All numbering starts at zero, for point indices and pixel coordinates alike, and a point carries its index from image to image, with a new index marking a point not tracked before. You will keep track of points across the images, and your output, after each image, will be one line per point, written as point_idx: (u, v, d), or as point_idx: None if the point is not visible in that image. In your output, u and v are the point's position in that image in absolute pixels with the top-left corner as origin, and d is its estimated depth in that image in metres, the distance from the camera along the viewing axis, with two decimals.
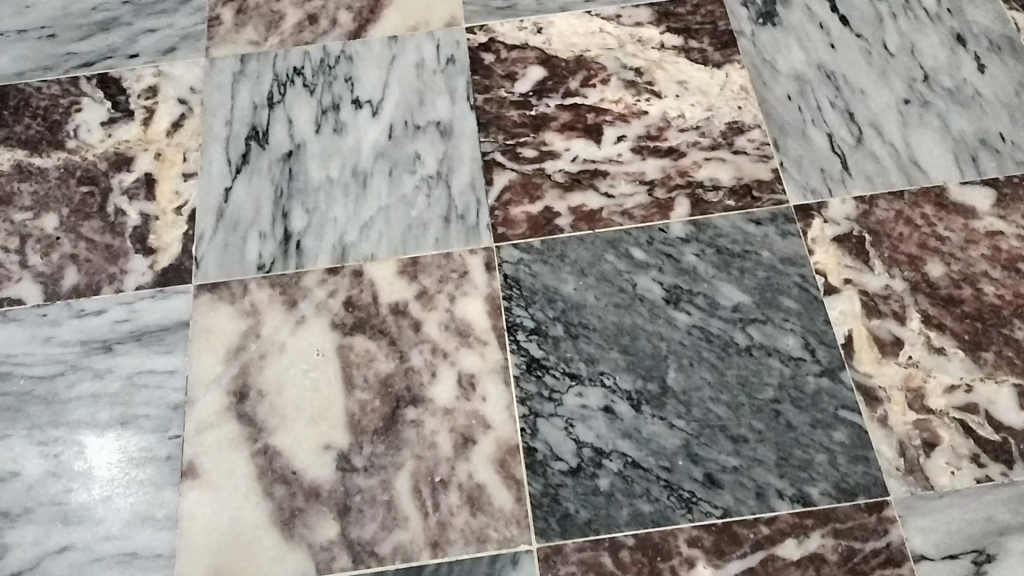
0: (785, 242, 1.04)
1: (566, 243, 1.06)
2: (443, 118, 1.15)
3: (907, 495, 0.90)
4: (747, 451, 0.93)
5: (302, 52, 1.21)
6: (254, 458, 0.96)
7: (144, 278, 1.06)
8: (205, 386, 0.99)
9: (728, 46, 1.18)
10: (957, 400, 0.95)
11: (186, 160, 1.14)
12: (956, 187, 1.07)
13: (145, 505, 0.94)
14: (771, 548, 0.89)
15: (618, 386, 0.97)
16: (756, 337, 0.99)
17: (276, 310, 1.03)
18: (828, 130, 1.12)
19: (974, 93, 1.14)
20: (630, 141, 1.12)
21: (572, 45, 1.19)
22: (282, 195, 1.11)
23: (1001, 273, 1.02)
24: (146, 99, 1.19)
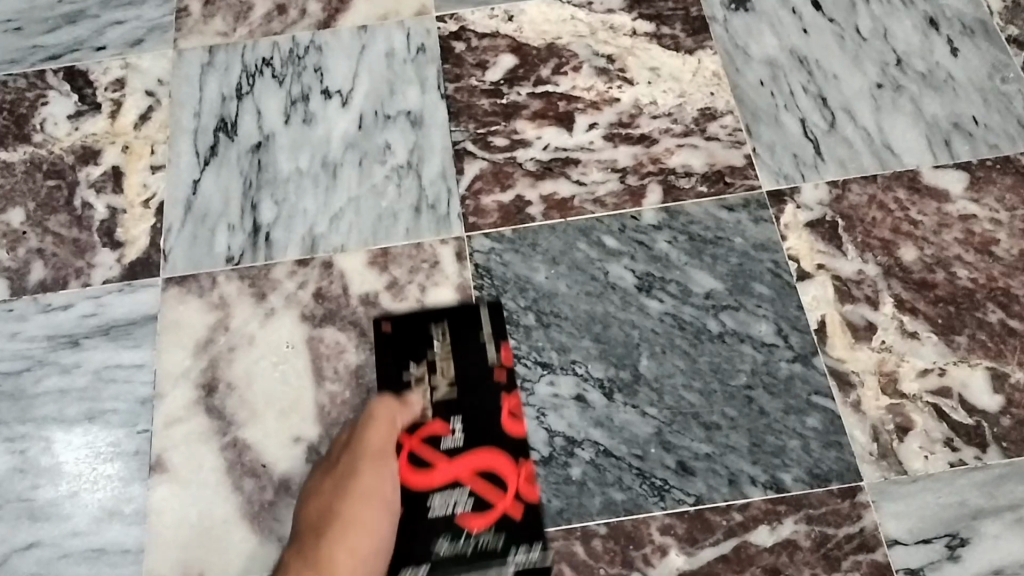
0: (758, 228, 1.04)
1: (538, 232, 1.05)
2: (414, 107, 1.14)
3: (880, 480, 0.90)
4: (719, 438, 0.93)
5: (271, 43, 1.20)
6: (222, 452, 0.94)
7: (111, 272, 1.05)
8: (174, 379, 0.98)
9: (700, 32, 1.18)
10: (930, 383, 0.94)
11: (154, 152, 1.13)
12: (928, 171, 1.06)
13: (113, 501, 0.93)
14: (744, 535, 0.88)
15: (590, 375, 0.96)
16: (729, 324, 0.99)
17: (245, 302, 1.02)
18: (801, 116, 1.11)
19: (947, 77, 1.13)
20: (602, 129, 1.11)
21: (543, 33, 1.18)
22: (251, 187, 1.09)
23: (974, 256, 1.01)
24: (114, 91, 1.18)
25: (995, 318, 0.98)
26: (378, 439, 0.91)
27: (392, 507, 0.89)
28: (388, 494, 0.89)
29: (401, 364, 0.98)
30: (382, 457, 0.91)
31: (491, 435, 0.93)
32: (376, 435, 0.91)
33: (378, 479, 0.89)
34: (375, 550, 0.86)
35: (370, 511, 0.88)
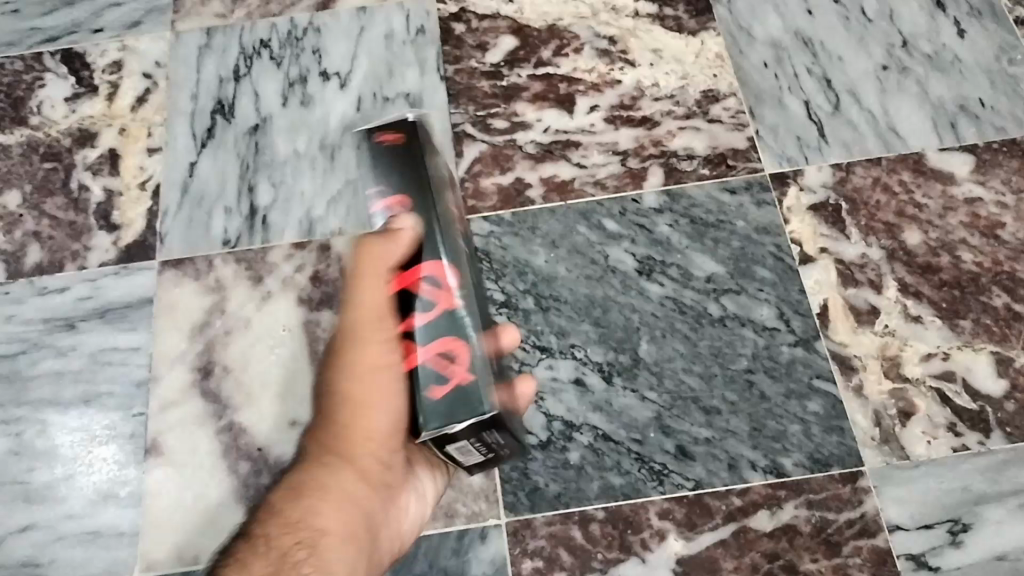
0: (760, 211, 1.02)
1: (537, 215, 1.04)
2: (413, 90, 1.12)
3: (882, 465, 0.89)
4: (720, 423, 0.91)
5: (269, 24, 1.19)
6: (218, 435, 0.94)
7: (108, 255, 1.04)
8: (170, 363, 0.97)
9: (704, 13, 1.16)
10: (934, 368, 0.93)
11: (151, 135, 1.12)
12: (934, 154, 1.05)
13: (108, 483, 0.92)
14: (743, 520, 0.87)
15: (589, 358, 0.95)
16: (730, 307, 0.97)
17: (242, 285, 1.01)
18: (805, 98, 1.09)
19: (954, 59, 1.11)
20: (603, 111, 1.10)
21: (544, 14, 1.16)
22: (248, 170, 1.09)
23: (979, 240, 1.00)
24: (111, 73, 1.17)
25: (1000, 303, 0.96)
26: (377, 288, 0.72)
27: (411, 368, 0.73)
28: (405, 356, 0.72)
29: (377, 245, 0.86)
30: (386, 312, 0.72)
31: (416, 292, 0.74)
32: (372, 278, 0.72)
33: (386, 343, 0.71)
34: (398, 422, 0.73)
35: (387, 382, 0.71)
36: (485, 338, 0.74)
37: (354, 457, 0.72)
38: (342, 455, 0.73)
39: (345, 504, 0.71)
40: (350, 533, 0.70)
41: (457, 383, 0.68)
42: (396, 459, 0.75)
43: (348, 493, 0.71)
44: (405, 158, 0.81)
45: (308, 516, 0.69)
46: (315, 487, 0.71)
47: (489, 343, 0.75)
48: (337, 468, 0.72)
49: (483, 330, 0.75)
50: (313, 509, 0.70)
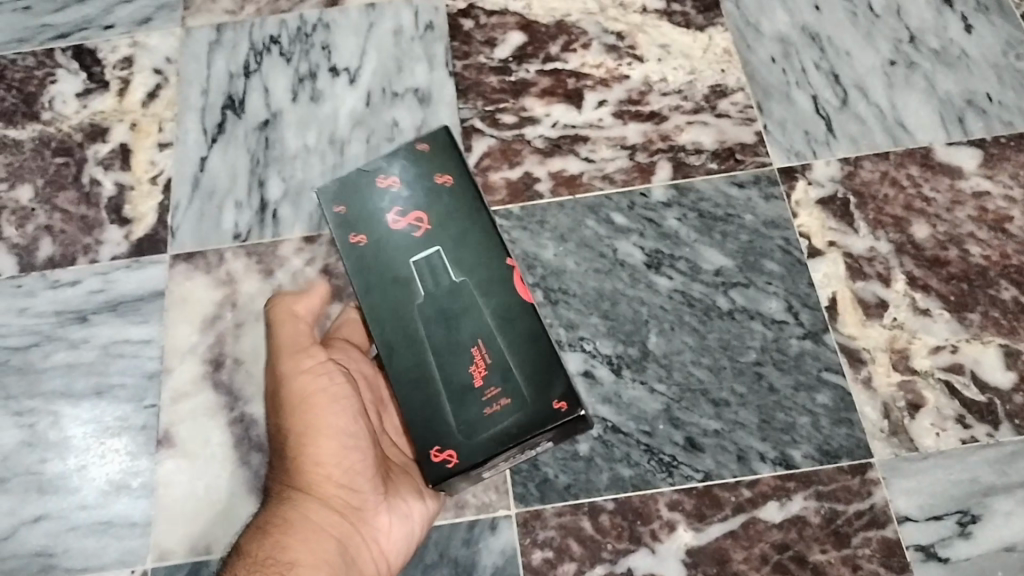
0: (769, 205, 1.03)
1: (546, 209, 1.04)
2: (422, 85, 1.13)
3: (891, 457, 0.89)
4: (729, 415, 0.92)
5: (279, 20, 1.20)
6: (229, 427, 0.94)
7: (119, 249, 1.05)
8: (181, 355, 0.98)
9: (712, 9, 1.16)
10: (943, 360, 0.93)
11: (162, 130, 1.12)
12: (942, 148, 1.05)
13: (121, 474, 0.93)
14: (753, 511, 0.88)
15: (598, 351, 0.96)
16: (739, 301, 0.98)
17: (253, 279, 1.02)
18: (813, 93, 1.10)
19: (961, 54, 1.12)
20: (611, 106, 1.10)
21: (552, 9, 1.17)
22: (259, 164, 1.09)
23: (987, 233, 1.00)
24: (122, 69, 1.18)
25: (1008, 296, 0.96)
26: (299, 336, 0.86)
27: (340, 398, 0.82)
28: (334, 386, 0.82)
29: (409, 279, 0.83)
30: (305, 351, 0.85)
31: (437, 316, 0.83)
32: (291, 340, 0.86)
33: (316, 375, 0.83)
34: (341, 449, 0.80)
35: (327, 411, 0.81)
36: (472, 344, 0.79)
37: (315, 491, 0.80)
38: (305, 492, 0.81)
39: (316, 532, 0.79)
40: (319, 561, 0.77)
41: (432, 451, 0.77)
42: (359, 480, 0.81)
43: (316, 525, 0.79)
44: (342, 228, 0.85)
45: (277, 553, 0.77)
46: (283, 523, 0.79)
47: (479, 345, 0.79)
48: (302, 505, 0.80)
49: (465, 339, 0.79)
50: (282, 549, 0.77)
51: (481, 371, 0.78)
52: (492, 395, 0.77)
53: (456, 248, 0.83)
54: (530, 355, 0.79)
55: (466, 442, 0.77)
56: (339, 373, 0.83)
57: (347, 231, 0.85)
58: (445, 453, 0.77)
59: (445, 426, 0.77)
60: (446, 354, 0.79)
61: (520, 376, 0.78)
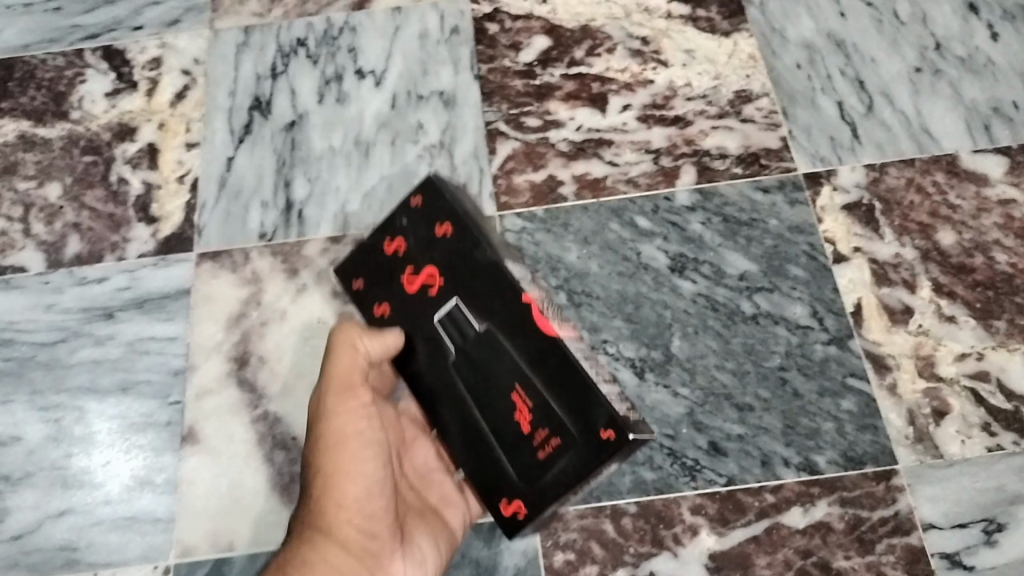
0: (794, 210, 1.03)
1: (570, 212, 1.04)
2: (447, 88, 1.14)
3: (916, 464, 0.88)
4: (752, 419, 0.92)
5: (306, 23, 1.21)
6: (253, 424, 0.94)
7: (146, 247, 1.05)
8: (206, 352, 0.99)
9: (737, 14, 1.17)
10: (968, 368, 0.93)
11: (190, 130, 1.13)
12: (968, 155, 1.05)
13: (145, 470, 0.93)
14: (776, 517, 0.87)
15: (621, 354, 0.96)
16: (763, 305, 0.98)
17: (277, 278, 1.02)
18: (838, 99, 1.10)
19: (987, 61, 1.11)
20: (636, 110, 1.10)
21: (577, 14, 1.18)
22: (285, 165, 1.10)
23: (1014, 241, 1.00)
24: (150, 70, 1.19)
25: None
26: (346, 369, 0.80)
27: (373, 442, 0.79)
28: (367, 429, 0.79)
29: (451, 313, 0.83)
30: (349, 390, 0.80)
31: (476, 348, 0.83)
32: (339, 374, 0.80)
33: (355, 417, 0.79)
34: (368, 493, 0.77)
35: (359, 454, 0.78)
36: (509, 389, 0.76)
37: (337, 535, 0.76)
38: (323, 533, 0.76)
39: None
40: None
41: (502, 504, 0.77)
42: (381, 527, 0.78)
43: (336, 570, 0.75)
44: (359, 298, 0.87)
45: None
46: (304, 565, 0.75)
47: (517, 388, 0.76)
48: (321, 547, 0.76)
49: (504, 383, 0.76)
50: None
51: (527, 416, 0.75)
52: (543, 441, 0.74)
53: (468, 282, 0.80)
54: (570, 385, 0.73)
55: (530, 488, 0.75)
56: (375, 418, 0.81)
57: (370, 304, 0.86)
58: (514, 504, 0.76)
59: (506, 479, 0.77)
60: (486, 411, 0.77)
61: (565, 414, 0.73)
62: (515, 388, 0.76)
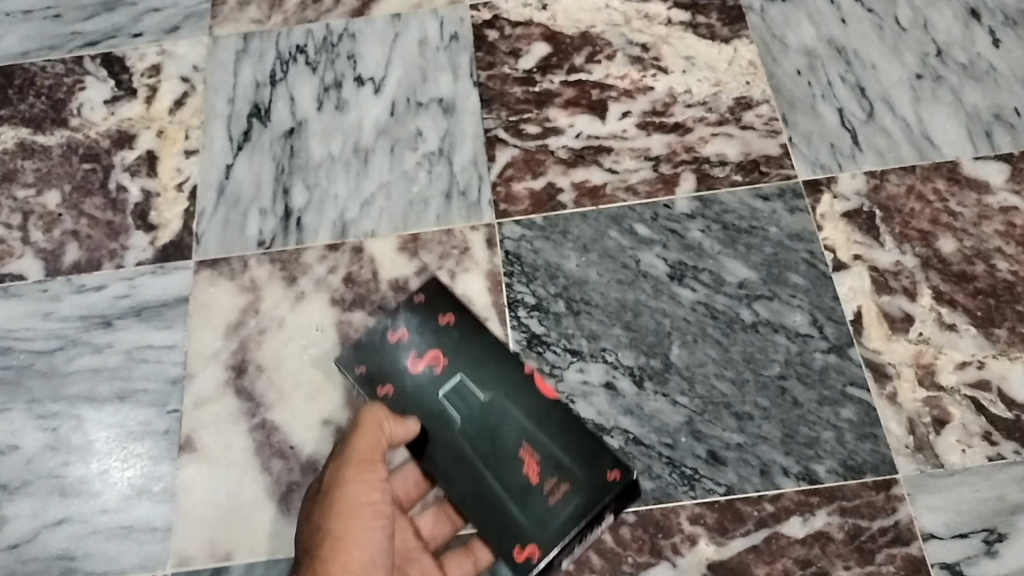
0: (793, 218, 1.02)
1: (569, 219, 1.04)
2: (446, 94, 1.13)
3: (916, 473, 0.88)
4: (752, 429, 0.91)
5: (305, 31, 1.21)
6: (251, 433, 0.94)
7: (144, 254, 1.05)
8: (204, 361, 0.98)
9: (737, 21, 1.17)
10: (969, 376, 0.92)
11: (189, 137, 1.13)
12: (969, 162, 1.04)
13: (142, 479, 0.93)
14: (776, 526, 0.87)
15: (620, 363, 0.95)
16: (763, 313, 0.97)
17: (276, 286, 1.02)
18: (838, 106, 1.09)
19: (988, 67, 1.11)
20: (636, 117, 1.10)
21: (577, 21, 1.18)
22: (283, 172, 1.10)
23: (1015, 249, 0.99)
24: (150, 77, 1.19)
25: None
26: (367, 446, 0.82)
27: (382, 516, 0.80)
28: (381, 502, 0.80)
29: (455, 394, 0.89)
30: (369, 465, 0.81)
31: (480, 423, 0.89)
32: (362, 451, 0.82)
33: (372, 491, 0.80)
34: (371, 566, 0.77)
35: (369, 525, 0.78)
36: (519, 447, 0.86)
37: None
38: None
39: None
40: None
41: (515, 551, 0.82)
42: None
43: None
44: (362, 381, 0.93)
45: None
46: None
47: (525, 446, 0.86)
48: None
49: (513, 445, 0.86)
50: None
51: (535, 468, 0.85)
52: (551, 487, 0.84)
53: (474, 368, 0.91)
54: (578, 440, 0.86)
55: (544, 534, 0.82)
56: (388, 495, 0.81)
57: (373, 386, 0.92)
58: (528, 549, 0.82)
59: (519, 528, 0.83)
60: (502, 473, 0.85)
61: (572, 463, 0.85)
62: (523, 446, 0.86)
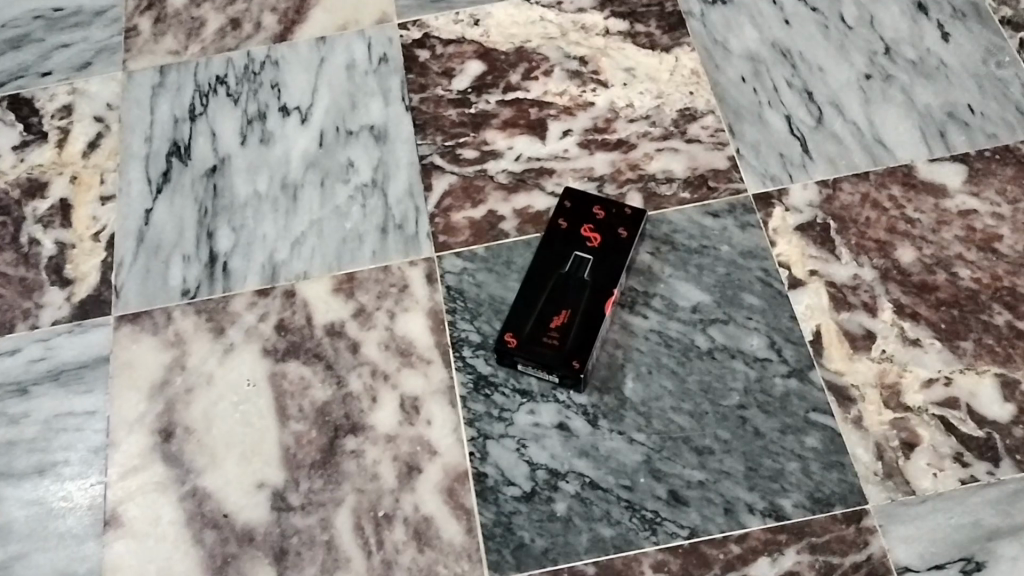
0: (745, 234, 0.97)
1: (512, 248, 0.98)
2: (377, 121, 1.07)
3: (887, 502, 0.83)
4: (713, 464, 0.86)
5: (224, 59, 1.14)
6: (181, 503, 0.88)
7: (60, 312, 0.98)
8: (128, 426, 0.92)
9: (677, 28, 1.12)
10: (936, 395, 0.88)
11: (104, 182, 1.06)
12: (924, 165, 1.00)
13: (66, 560, 0.86)
14: (743, 569, 0.82)
15: (573, 401, 0.90)
16: (718, 338, 0.92)
17: (202, 339, 0.96)
18: (786, 112, 1.05)
19: (939, 63, 1.07)
20: (577, 135, 1.05)
21: (511, 36, 1.12)
22: (207, 214, 1.03)
23: (976, 254, 0.95)
24: (61, 118, 1.12)
25: (1001, 321, 0.91)
26: None
27: None
28: None
29: (586, 261, 0.92)
30: None
31: (592, 284, 0.91)
32: None
33: None
34: None
35: None
36: (562, 307, 0.89)
37: None
38: None
39: None
40: None
41: (507, 332, 0.90)
42: None
43: None
44: (588, 213, 0.96)
45: None
46: None
47: (568, 308, 0.89)
48: None
49: (566, 300, 0.90)
50: None
51: (559, 320, 0.89)
52: (556, 333, 0.88)
53: (602, 263, 0.92)
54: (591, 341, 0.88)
55: (526, 340, 0.89)
56: None
57: (585, 204, 0.96)
58: (511, 337, 0.89)
59: (522, 322, 0.90)
60: (548, 297, 0.90)
61: (583, 346, 0.88)
62: (563, 311, 0.89)
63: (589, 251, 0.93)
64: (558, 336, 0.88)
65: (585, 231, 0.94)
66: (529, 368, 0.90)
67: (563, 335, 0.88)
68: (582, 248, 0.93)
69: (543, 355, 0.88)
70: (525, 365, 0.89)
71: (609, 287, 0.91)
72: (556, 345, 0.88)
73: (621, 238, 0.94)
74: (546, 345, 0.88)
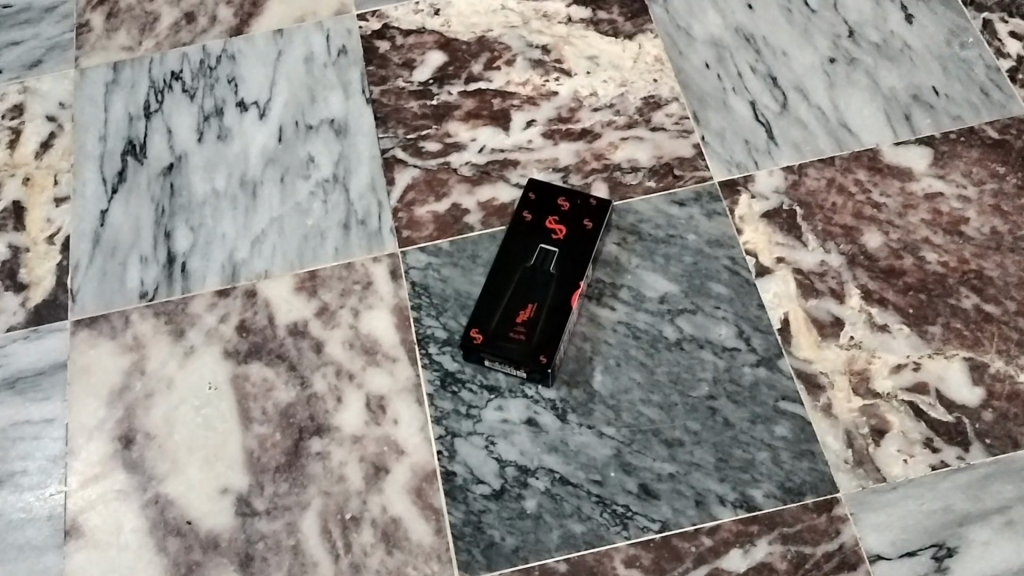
0: (712, 223, 0.96)
1: (476, 242, 0.97)
2: (337, 115, 1.05)
3: (858, 490, 0.83)
4: (683, 456, 0.86)
5: (179, 54, 1.12)
6: (143, 511, 0.86)
7: (15, 318, 0.96)
8: (87, 433, 0.90)
9: (640, 15, 1.10)
10: (905, 380, 0.88)
11: (58, 183, 1.04)
12: (889, 149, 0.99)
13: (25, 572, 0.84)
14: (715, 562, 0.81)
15: (541, 396, 0.89)
16: (686, 329, 0.92)
17: (161, 342, 0.94)
18: (750, 98, 1.04)
19: (903, 46, 1.06)
20: (540, 125, 1.03)
21: (472, 25, 1.10)
22: (164, 213, 1.01)
23: (943, 238, 0.95)
24: (12, 118, 1.09)
25: (969, 304, 0.91)
26: None
27: None
28: None
29: (552, 254, 0.91)
30: None
31: (558, 277, 0.90)
32: None
33: None
34: None
35: None
36: (528, 300, 0.88)
37: None
38: None
39: None
40: None
41: (472, 327, 0.88)
42: None
43: None
44: (555, 206, 0.94)
45: None
46: None
47: (534, 302, 0.88)
48: None
49: (532, 294, 0.89)
50: None
51: (525, 314, 0.88)
52: (522, 327, 0.87)
53: (569, 256, 0.91)
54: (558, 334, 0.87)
55: (492, 335, 0.87)
56: None
57: (551, 195, 0.95)
58: (476, 332, 0.88)
59: (488, 316, 0.88)
60: (514, 291, 0.89)
61: (549, 339, 0.87)
62: (529, 305, 0.88)
63: (555, 244, 0.91)
64: (524, 330, 0.87)
65: (551, 223, 0.93)
66: (495, 362, 0.88)
67: (530, 329, 0.87)
68: (548, 240, 0.92)
69: (509, 349, 0.87)
70: (490, 360, 0.88)
71: (575, 281, 0.89)
72: (522, 340, 0.87)
73: (587, 230, 0.92)
74: (512, 339, 0.87)
